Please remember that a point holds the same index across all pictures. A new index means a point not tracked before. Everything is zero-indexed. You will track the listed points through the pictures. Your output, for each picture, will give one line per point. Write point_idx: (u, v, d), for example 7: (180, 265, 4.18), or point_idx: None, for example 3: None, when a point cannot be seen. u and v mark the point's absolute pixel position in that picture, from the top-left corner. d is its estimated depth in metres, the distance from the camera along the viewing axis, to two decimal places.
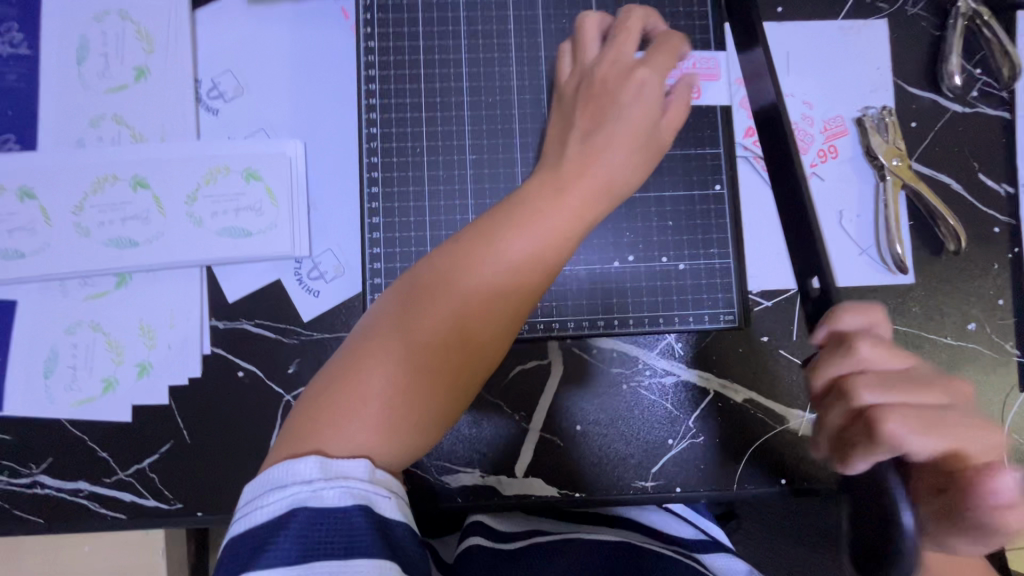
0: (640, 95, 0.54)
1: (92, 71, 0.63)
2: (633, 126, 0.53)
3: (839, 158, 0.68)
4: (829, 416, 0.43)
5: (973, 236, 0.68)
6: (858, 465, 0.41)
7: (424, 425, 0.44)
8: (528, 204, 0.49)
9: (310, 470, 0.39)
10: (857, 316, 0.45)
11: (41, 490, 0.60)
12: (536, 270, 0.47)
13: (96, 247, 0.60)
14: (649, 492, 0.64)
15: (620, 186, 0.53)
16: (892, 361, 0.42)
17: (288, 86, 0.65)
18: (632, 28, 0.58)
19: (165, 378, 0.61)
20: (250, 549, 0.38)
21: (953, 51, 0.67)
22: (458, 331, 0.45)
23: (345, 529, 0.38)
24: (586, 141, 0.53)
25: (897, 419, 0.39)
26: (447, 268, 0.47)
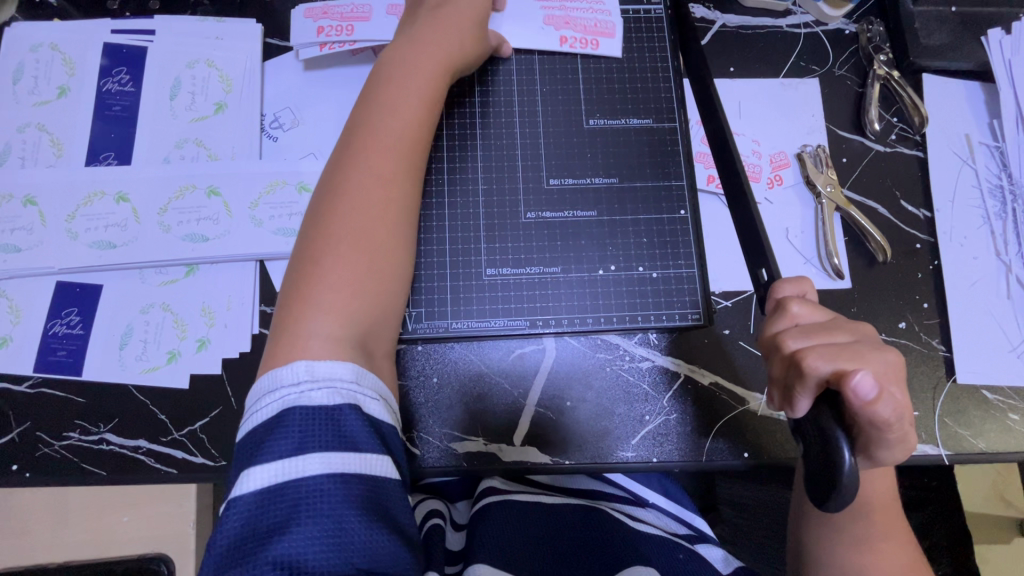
0: (465, 8, 0.74)
1: (182, 105, 0.79)
2: (458, 24, 0.73)
3: (783, 185, 0.83)
4: (772, 366, 0.52)
5: (898, 250, 0.81)
6: (799, 402, 0.49)
7: (376, 292, 0.61)
8: (393, 100, 0.67)
9: (297, 376, 0.52)
10: (790, 286, 0.55)
11: (106, 446, 0.70)
12: (412, 131, 0.67)
13: (174, 240, 0.74)
14: (630, 461, 0.73)
15: (467, 50, 0.73)
16: (814, 315, 0.52)
17: (336, 120, 0.81)
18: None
19: (220, 352, 0.73)
20: (255, 450, 0.49)
21: (871, 104, 0.84)
22: (375, 215, 0.62)
23: (335, 423, 0.50)
24: (412, 42, 0.71)
25: (816, 353, 0.48)
26: (344, 170, 0.64)
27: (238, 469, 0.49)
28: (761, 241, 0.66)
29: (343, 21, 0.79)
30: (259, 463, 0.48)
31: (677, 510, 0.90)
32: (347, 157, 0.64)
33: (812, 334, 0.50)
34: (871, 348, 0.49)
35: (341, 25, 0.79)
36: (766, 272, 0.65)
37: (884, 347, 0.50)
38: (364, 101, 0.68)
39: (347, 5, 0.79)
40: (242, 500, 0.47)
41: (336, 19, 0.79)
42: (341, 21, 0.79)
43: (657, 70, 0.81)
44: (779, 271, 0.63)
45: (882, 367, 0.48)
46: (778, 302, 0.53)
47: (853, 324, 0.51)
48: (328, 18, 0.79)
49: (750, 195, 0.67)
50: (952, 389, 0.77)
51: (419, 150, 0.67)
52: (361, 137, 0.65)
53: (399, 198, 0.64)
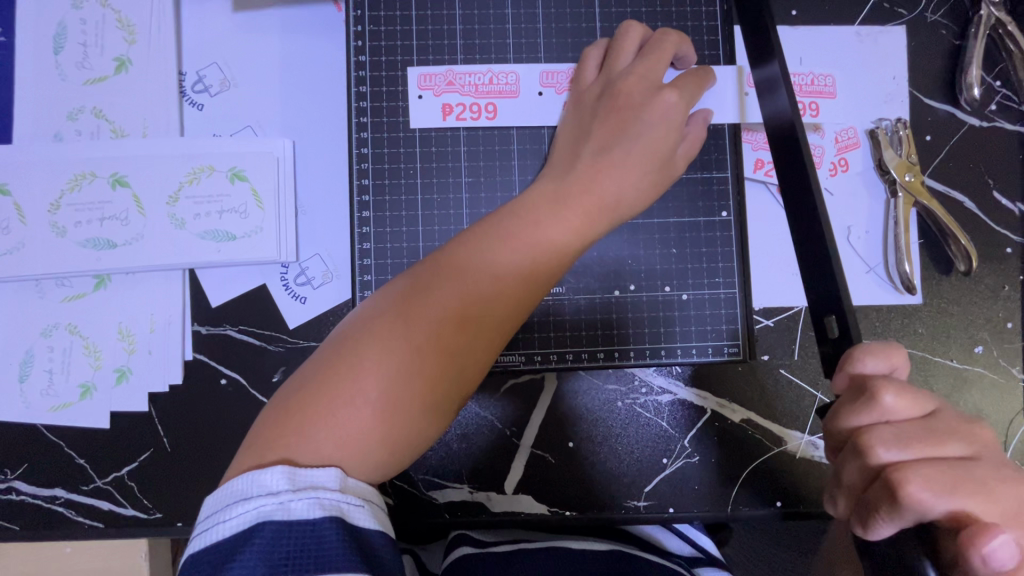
0: (663, 118, 0.52)
1: (71, 61, 0.60)
2: (649, 147, 0.52)
3: (849, 171, 0.66)
4: (845, 470, 0.39)
5: (986, 255, 0.66)
6: (881, 529, 0.36)
7: (392, 450, 0.42)
8: (545, 199, 0.49)
9: (276, 482, 0.38)
10: (876, 360, 0.40)
11: (16, 496, 0.59)
12: (535, 277, 0.47)
13: (72, 247, 0.58)
14: (641, 512, 0.62)
15: (624, 208, 0.51)
16: (914, 412, 0.38)
17: (277, 83, 0.62)
18: (667, 48, 0.56)
19: (144, 384, 0.59)
20: (211, 568, 0.36)
21: (973, 63, 0.65)
22: (442, 350, 0.43)
23: (314, 541, 0.36)
24: (599, 155, 0.52)
25: (921, 478, 0.35)
26: (437, 286, 0.45)
27: None
28: (835, 273, 0.47)
29: (478, 97, 0.59)
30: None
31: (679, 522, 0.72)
32: (445, 273, 0.46)
33: (912, 444, 0.37)
34: (997, 476, 0.36)
35: (476, 103, 0.59)
36: (837, 325, 0.47)
37: (1009, 471, 0.37)
38: (502, 209, 0.49)
39: (482, 73, 0.59)
40: None
41: (470, 98, 0.59)
42: (475, 95, 0.59)
43: (700, 15, 0.61)
44: (854, 327, 0.45)
45: (1009, 505, 0.35)
46: (866, 385, 0.39)
47: (967, 429, 0.38)
48: (457, 92, 0.59)
49: (821, 203, 0.48)
50: None
51: (519, 315, 0.47)
52: (470, 255, 0.46)
53: (473, 357, 0.45)
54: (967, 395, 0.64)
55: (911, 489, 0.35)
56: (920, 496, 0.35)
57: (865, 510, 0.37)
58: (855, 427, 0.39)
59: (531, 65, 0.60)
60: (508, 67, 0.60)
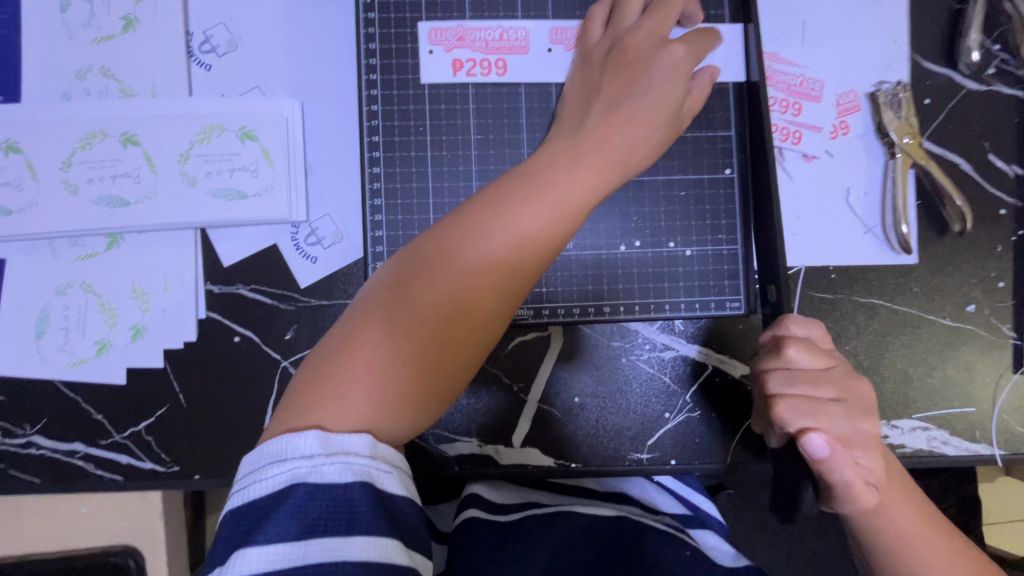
0: (670, 72, 0.53)
1: (77, 20, 0.60)
2: (659, 101, 0.53)
3: (849, 134, 0.67)
4: (753, 402, 0.53)
5: (979, 215, 0.67)
6: (773, 437, 0.54)
7: (425, 403, 0.44)
8: (557, 161, 0.49)
9: (309, 446, 0.39)
10: (795, 325, 0.50)
11: (37, 450, 0.60)
12: (550, 236, 0.47)
13: (85, 205, 0.59)
14: (645, 463, 0.64)
15: (636, 162, 0.52)
16: (810, 361, 0.49)
17: (285, 42, 0.62)
18: (675, 3, 0.56)
19: (159, 342, 0.61)
20: (249, 524, 0.38)
21: (972, 26, 0.66)
22: (464, 310, 0.45)
23: (344, 505, 0.38)
24: (610, 110, 0.52)
25: (790, 402, 0.49)
26: (456, 251, 0.46)
27: (227, 542, 0.38)
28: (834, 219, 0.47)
29: (489, 53, 0.60)
30: (252, 543, 0.37)
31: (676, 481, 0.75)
32: (462, 233, 0.46)
33: (800, 384, 0.49)
34: (848, 411, 0.48)
35: (487, 60, 0.60)
36: (774, 292, 0.54)
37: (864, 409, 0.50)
38: (516, 170, 0.50)
39: (492, 29, 0.60)
40: None
41: (480, 53, 0.60)
42: (485, 51, 0.60)
43: None
44: (785, 296, 0.52)
45: (847, 432, 0.48)
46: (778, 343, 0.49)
47: (842, 379, 0.50)
48: (468, 48, 0.60)
49: None
50: (1018, 382, 0.67)
51: (537, 273, 0.47)
52: (485, 218, 0.46)
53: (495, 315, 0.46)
54: (958, 352, 0.67)
55: (790, 414, 0.48)
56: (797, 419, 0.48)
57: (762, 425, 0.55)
58: (765, 371, 0.50)
59: (540, 22, 0.60)
60: (517, 23, 0.60)
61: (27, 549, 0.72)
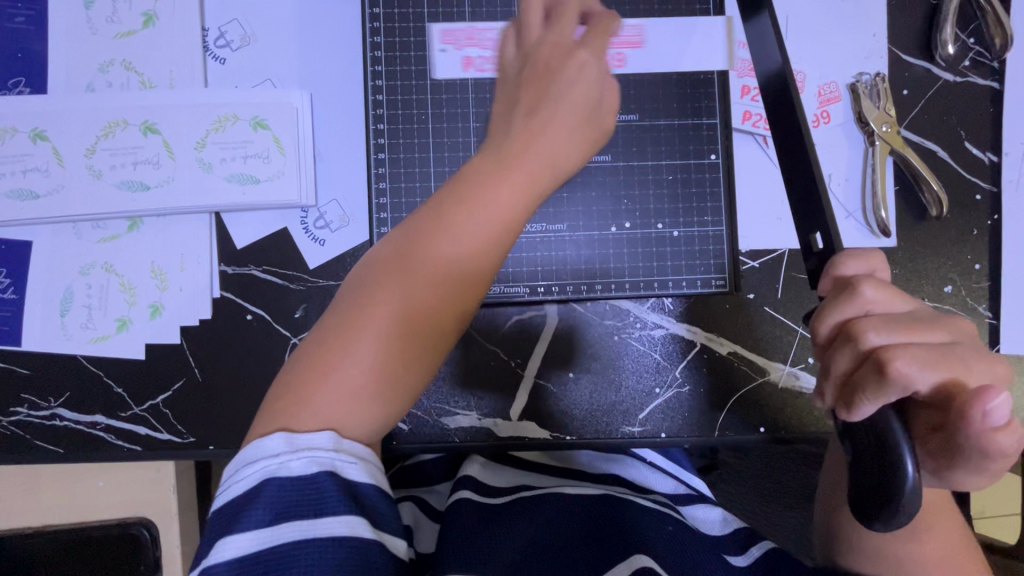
0: (579, 77, 0.55)
1: (100, 16, 0.64)
2: (575, 102, 0.54)
3: (831, 123, 0.70)
4: (836, 361, 0.43)
5: (955, 201, 0.70)
6: (863, 409, 0.41)
7: (395, 400, 0.45)
8: (499, 160, 0.50)
9: (277, 446, 0.41)
10: (858, 263, 0.44)
11: (60, 422, 0.64)
12: (494, 234, 0.47)
13: (107, 189, 0.62)
14: (635, 436, 0.67)
15: (564, 161, 0.51)
16: (891, 302, 0.43)
17: (295, 36, 0.66)
18: (570, 11, 0.59)
19: (176, 319, 0.64)
20: (226, 519, 0.40)
21: (948, 20, 0.69)
22: (416, 313, 0.46)
23: (313, 491, 0.40)
24: (530, 116, 0.53)
25: (907, 354, 0.39)
26: (408, 257, 0.47)
27: (208, 539, 0.40)
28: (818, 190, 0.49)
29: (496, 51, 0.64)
30: (230, 535, 0.39)
31: (666, 462, 0.78)
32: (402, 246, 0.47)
33: (901, 328, 0.41)
34: (975, 354, 0.40)
35: (495, 58, 0.64)
36: (822, 239, 0.49)
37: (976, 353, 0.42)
38: (450, 184, 0.50)
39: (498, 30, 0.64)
40: (215, 572, 0.38)
41: (485, 51, 0.64)
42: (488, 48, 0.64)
43: None
44: (839, 239, 0.47)
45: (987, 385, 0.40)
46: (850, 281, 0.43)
47: (947, 320, 0.42)
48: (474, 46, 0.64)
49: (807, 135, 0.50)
50: None
51: (489, 271, 0.48)
52: (431, 224, 0.47)
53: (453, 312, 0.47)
54: None
55: (897, 364, 0.39)
56: (905, 370, 0.39)
57: (851, 394, 0.41)
58: (849, 321, 0.43)
59: None
60: None
61: (49, 521, 0.75)
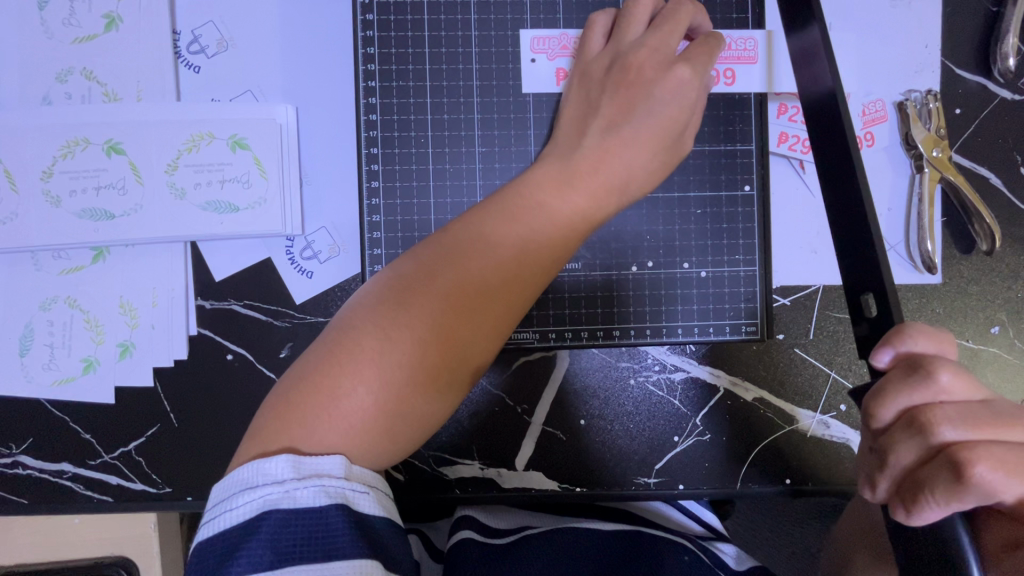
0: (677, 95, 0.48)
1: (56, 18, 0.56)
2: (662, 124, 0.48)
3: (874, 146, 0.64)
4: (897, 452, 0.36)
5: (1007, 233, 0.64)
6: (929, 512, 0.35)
7: (396, 440, 0.40)
8: (549, 183, 0.46)
9: (282, 471, 0.37)
10: (929, 339, 0.37)
11: (23, 470, 0.58)
12: (535, 262, 0.44)
13: (68, 217, 0.56)
14: (651, 489, 0.62)
15: (634, 189, 0.48)
16: (968, 389, 0.36)
17: (278, 44, 0.58)
18: (682, 19, 0.51)
19: (148, 360, 0.58)
20: (219, 555, 0.35)
21: (1011, 31, 0.61)
22: (443, 341, 0.41)
23: (321, 530, 0.35)
24: (608, 132, 0.48)
25: (991, 456, 0.34)
26: (443, 271, 0.43)
27: None
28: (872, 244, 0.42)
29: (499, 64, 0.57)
30: None
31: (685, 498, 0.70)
32: (451, 258, 0.43)
33: (979, 424, 0.35)
34: None
35: (500, 68, 0.57)
36: (876, 304, 0.43)
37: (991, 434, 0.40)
38: (505, 191, 0.47)
39: (501, 38, 0.57)
40: None
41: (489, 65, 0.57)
42: (493, 61, 0.57)
43: None
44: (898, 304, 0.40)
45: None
46: (922, 363, 0.36)
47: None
48: (476, 58, 0.57)
49: (863, 172, 0.43)
50: None
51: (523, 303, 0.44)
52: (475, 237, 0.44)
53: (478, 345, 0.43)
54: (981, 376, 0.64)
55: (980, 469, 0.33)
56: (989, 477, 0.33)
57: (913, 493, 0.35)
58: (918, 411, 0.36)
59: (528, 31, 0.57)
60: (524, 35, 0.57)
61: None
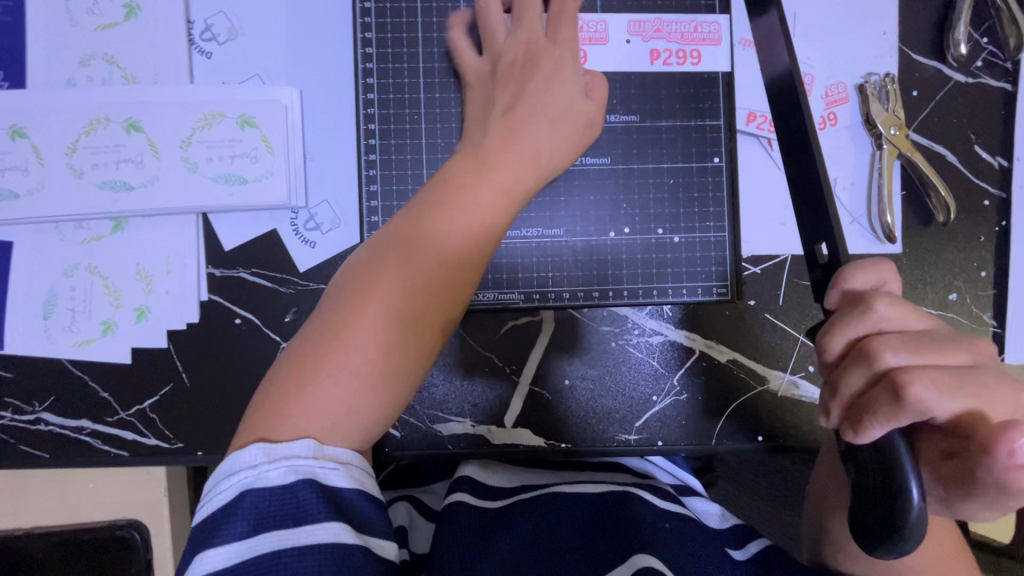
0: (557, 82, 0.57)
1: (80, 7, 0.61)
2: (547, 106, 0.56)
3: (837, 125, 0.69)
4: (848, 379, 0.41)
5: (963, 207, 0.69)
6: (872, 431, 0.40)
7: (377, 408, 0.44)
8: (465, 171, 0.52)
9: (254, 457, 0.40)
10: (866, 275, 0.43)
11: (45, 426, 0.62)
12: (471, 238, 0.49)
13: (89, 189, 0.61)
14: (632, 445, 0.66)
15: (546, 160, 0.55)
16: (906, 320, 0.41)
17: (284, 30, 0.63)
18: (533, 8, 0.58)
19: (162, 322, 0.62)
20: (203, 536, 0.39)
21: (961, 19, 0.66)
22: (403, 318, 0.46)
23: (293, 503, 0.39)
24: (505, 116, 0.55)
25: (922, 376, 0.38)
26: (391, 262, 0.47)
27: (186, 556, 0.39)
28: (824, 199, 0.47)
29: (487, 47, 0.62)
30: (209, 548, 0.38)
31: (664, 459, 0.73)
32: (395, 247, 0.48)
33: (918, 349, 0.39)
34: (999, 379, 0.39)
35: (487, 50, 0.62)
36: (826, 250, 0.47)
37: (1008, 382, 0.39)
38: (429, 186, 0.52)
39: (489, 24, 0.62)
40: None
41: (478, 47, 0.62)
42: (481, 45, 0.62)
43: None
44: (843, 246, 0.45)
45: (1004, 409, 0.39)
46: (863, 298, 0.42)
47: (970, 343, 0.41)
48: (465, 42, 0.62)
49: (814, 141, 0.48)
50: None
51: (469, 274, 0.50)
52: (411, 229, 0.49)
53: (438, 315, 0.47)
54: None
55: (916, 388, 0.38)
56: (923, 395, 0.38)
57: (859, 415, 0.40)
58: (870, 340, 0.41)
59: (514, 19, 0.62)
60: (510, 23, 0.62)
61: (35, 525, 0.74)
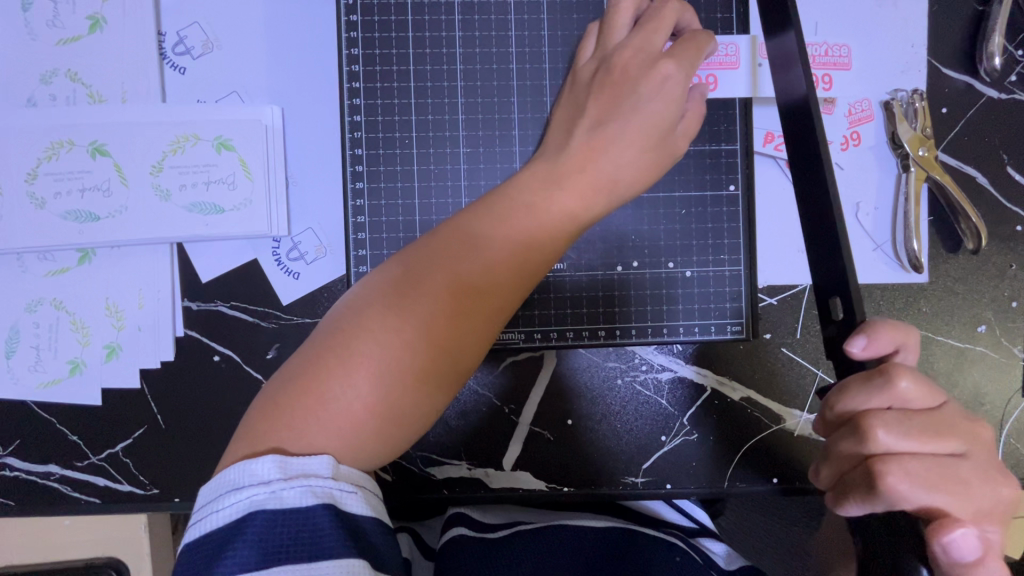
0: (660, 90, 0.48)
1: (41, 19, 0.56)
2: (647, 121, 0.48)
3: (861, 146, 0.64)
4: (839, 448, 0.39)
5: (994, 233, 0.64)
6: (851, 509, 0.38)
7: (384, 444, 0.40)
8: (533, 188, 0.45)
9: (268, 471, 0.36)
10: (888, 336, 0.39)
11: (10, 472, 0.58)
12: (523, 267, 0.44)
13: (52, 220, 0.56)
14: (639, 488, 0.62)
15: (623, 188, 0.47)
16: (922, 396, 0.38)
17: (263, 45, 0.58)
18: (666, 17, 0.51)
19: (134, 361, 0.58)
20: (203, 561, 0.35)
21: (996, 30, 0.61)
22: (431, 345, 0.40)
23: (308, 531, 0.35)
24: (595, 131, 0.48)
25: (902, 470, 0.36)
26: (432, 275, 0.42)
27: None
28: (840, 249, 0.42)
29: (484, 64, 0.57)
30: None
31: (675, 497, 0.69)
32: (438, 261, 0.43)
33: (916, 434, 0.37)
34: (979, 472, 0.37)
35: (484, 68, 0.57)
36: (842, 307, 0.43)
37: (996, 472, 0.38)
38: (489, 195, 0.46)
39: (486, 39, 0.57)
40: None
41: (474, 64, 0.57)
42: (478, 62, 0.57)
43: None
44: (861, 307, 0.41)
45: (986, 504, 0.37)
46: (882, 369, 0.38)
47: (966, 427, 0.38)
48: (459, 58, 0.57)
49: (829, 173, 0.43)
50: None
51: (509, 307, 0.44)
52: (460, 240, 0.43)
53: (466, 350, 0.42)
54: (967, 375, 0.64)
55: (894, 478, 0.36)
56: (899, 485, 0.36)
57: (842, 489, 0.39)
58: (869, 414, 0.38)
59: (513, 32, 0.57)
60: (509, 38, 0.57)
61: None
